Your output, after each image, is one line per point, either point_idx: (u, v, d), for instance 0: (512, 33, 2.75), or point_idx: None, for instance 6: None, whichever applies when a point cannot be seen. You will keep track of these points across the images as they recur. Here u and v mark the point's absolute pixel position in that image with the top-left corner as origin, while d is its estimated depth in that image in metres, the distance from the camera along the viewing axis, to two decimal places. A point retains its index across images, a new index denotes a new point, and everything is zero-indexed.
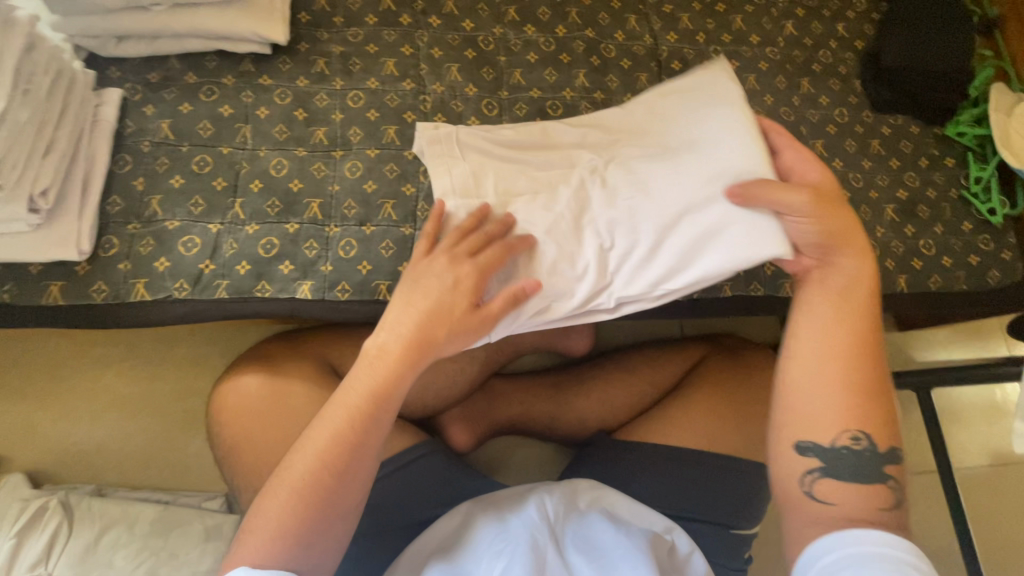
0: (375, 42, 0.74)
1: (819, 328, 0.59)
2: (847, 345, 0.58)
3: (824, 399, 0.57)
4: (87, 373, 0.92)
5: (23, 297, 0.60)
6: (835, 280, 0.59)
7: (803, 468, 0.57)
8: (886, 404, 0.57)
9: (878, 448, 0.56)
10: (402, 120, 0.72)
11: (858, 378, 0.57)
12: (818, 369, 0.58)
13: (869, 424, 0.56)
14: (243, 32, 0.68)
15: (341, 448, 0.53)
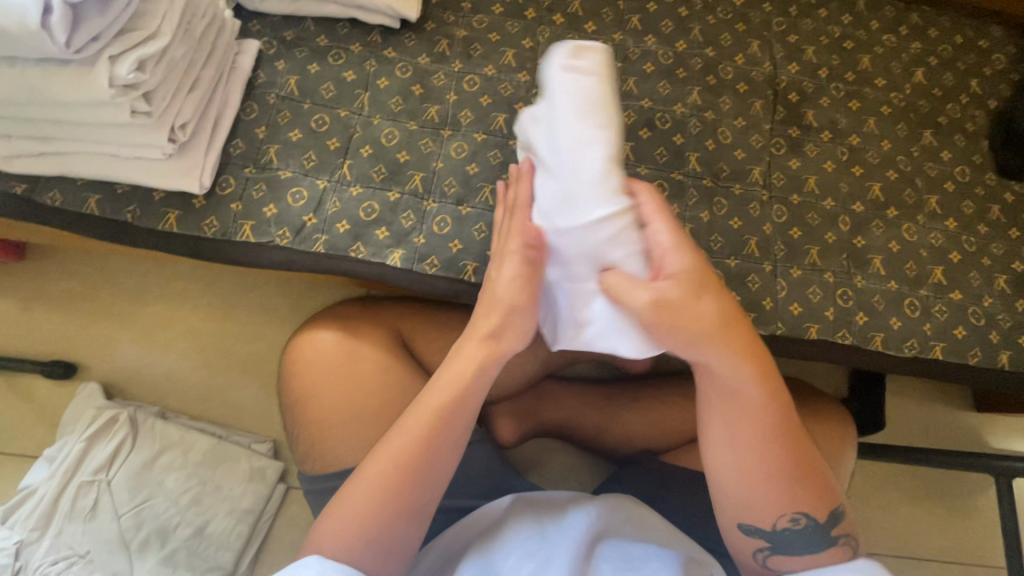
0: (497, 31, 0.76)
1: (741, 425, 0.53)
2: (755, 439, 0.53)
3: (749, 491, 0.54)
4: (169, 302, 0.97)
5: (144, 219, 0.64)
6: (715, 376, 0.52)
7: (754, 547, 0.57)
8: (817, 488, 0.55)
9: (817, 521, 0.55)
10: (512, 110, 0.73)
11: (774, 462, 0.53)
12: (748, 465, 0.53)
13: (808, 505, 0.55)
14: (379, 4, 0.71)
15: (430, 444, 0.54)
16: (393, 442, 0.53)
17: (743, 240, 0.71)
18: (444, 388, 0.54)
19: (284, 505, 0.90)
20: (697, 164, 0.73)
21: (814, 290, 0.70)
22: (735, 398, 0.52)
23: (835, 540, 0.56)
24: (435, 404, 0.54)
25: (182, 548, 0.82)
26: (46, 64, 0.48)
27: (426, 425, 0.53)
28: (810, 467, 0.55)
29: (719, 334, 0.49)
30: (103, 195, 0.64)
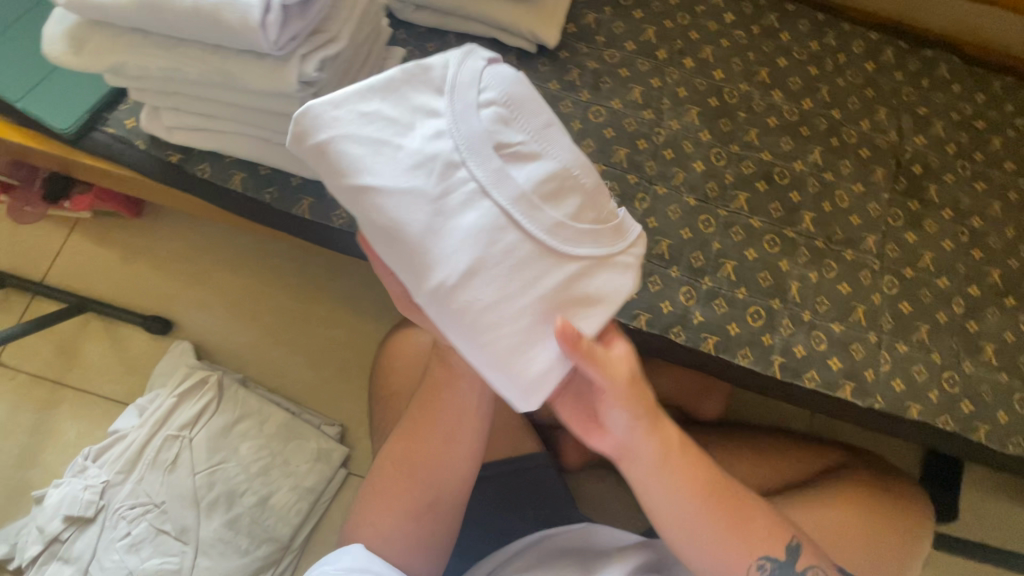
0: (628, 67, 0.78)
1: (675, 488, 0.54)
2: (700, 501, 0.54)
3: (714, 549, 0.55)
4: (262, 276, 1.01)
5: (280, 202, 0.68)
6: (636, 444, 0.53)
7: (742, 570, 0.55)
8: (765, 524, 0.56)
9: (779, 561, 0.56)
10: (634, 145, 0.74)
11: (717, 513, 0.55)
12: (697, 525, 0.54)
13: (765, 547, 0.56)
14: (523, 29, 0.74)
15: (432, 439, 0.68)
16: (405, 441, 0.69)
17: (850, 307, 0.70)
18: (435, 397, 0.69)
19: (341, 491, 0.92)
20: (811, 223, 0.73)
21: (918, 369, 0.68)
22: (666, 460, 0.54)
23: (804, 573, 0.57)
24: (430, 406, 0.69)
25: (245, 516, 0.85)
26: (243, 59, 0.52)
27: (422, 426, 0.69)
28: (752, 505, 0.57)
29: (633, 391, 0.51)
30: (247, 174, 0.68)
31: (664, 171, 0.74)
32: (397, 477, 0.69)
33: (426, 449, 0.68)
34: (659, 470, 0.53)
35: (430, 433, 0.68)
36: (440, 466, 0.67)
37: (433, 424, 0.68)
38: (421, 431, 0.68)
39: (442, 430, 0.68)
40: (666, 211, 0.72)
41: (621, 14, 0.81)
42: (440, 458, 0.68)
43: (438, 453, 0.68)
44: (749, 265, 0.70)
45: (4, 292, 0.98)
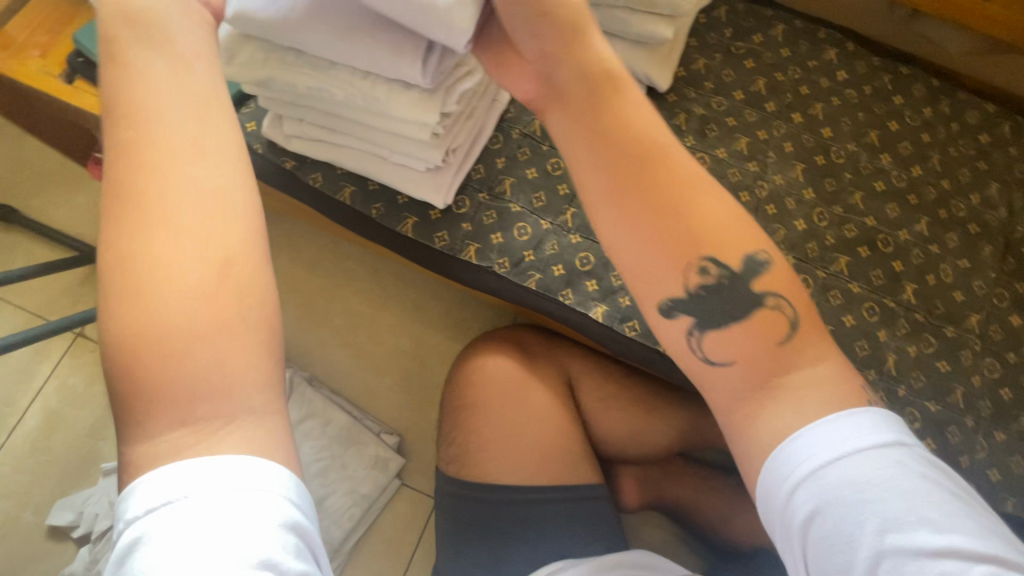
0: (735, 116, 0.77)
1: (647, 205, 0.45)
2: (664, 199, 0.45)
3: (669, 269, 0.46)
4: (335, 278, 1.04)
5: (386, 219, 0.70)
6: (588, 123, 0.47)
7: (683, 331, 0.47)
8: (695, 215, 0.45)
9: (732, 270, 0.46)
10: (736, 197, 0.74)
11: (672, 216, 0.45)
12: (659, 249, 0.45)
13: (712, 247, 0.45)
14: (637, 70, 0.74)
15: (176, 292, 0.36)
16: (147, 340, 0.35)
17: (947, 387, 0.68)
18: (151, 238, 0.37)
19: (392, 499, 0.93)
20: (913, 295, 0.71)
21: (1017, 460, 0.65)
22: (633, 173, 0.45)
23: (762, 299, 0.46)
24: (146, 267, 0.37)
25: None
26: (394, 90, 0.54)
27: (139, 307, 0.36)
28: (673, 204, 0.45)
29: (608, 87, 0.47)
30: (356, 188, 0.70)
31: (764, 226, 0.73)
32: (139, 387, 0.35)
33: (170, 309, 0.36)
34: (591, 139, 0.46)
35: (170, 287, 0.36)
36: (206, 309, 0.37)
37: (173, 280, 0.37)
38: (151, 298, 0.36)
39: (202, 267, 0.37)
40: None
41: (731, 61, 0.80)
42: (208, 306, 0.37)
43: (195, 295, 0.37)
44: (846, 332, 0.69)
45: (93, 266, 1.02)
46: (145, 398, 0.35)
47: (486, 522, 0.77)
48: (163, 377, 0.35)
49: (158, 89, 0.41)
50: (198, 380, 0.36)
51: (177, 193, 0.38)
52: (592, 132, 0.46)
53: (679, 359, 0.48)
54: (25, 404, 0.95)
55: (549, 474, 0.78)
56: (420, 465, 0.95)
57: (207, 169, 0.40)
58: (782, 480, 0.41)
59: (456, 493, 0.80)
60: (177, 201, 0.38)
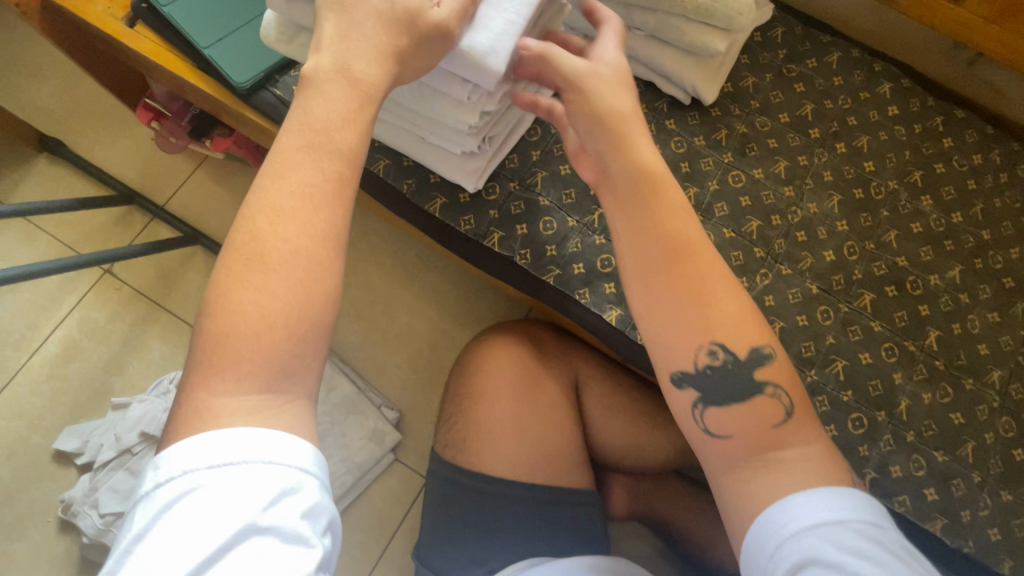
0: (777, 139, 0.76)
1: (667, 277, 0.49)
2: (683, 280, 0.49)
3: (678, 339, 0.49)
4: (358, 250, 1.05)
5: (416, 195, 0.70)
6: (621, 194, 0.53)
7: (687, 402, 0.50)
8: (717, 304, 0.49)
9: (738, 356, 0.49)
10: (767, 220, 0.73)
11: (690, 294, 0.49)
12: (670, 322, 0.49)
13: (724, 334, 0.49)
14: (684, 80, 0.74)
15: (270, 287, 0.38)
16: (238, 337, 0.37)
17: (959, 439, 0.66)
18: (268, 231, 0.39)
19: (384, 473, 0.94)
20: (935, 342, 0.70)
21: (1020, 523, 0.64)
22: (662, 246, 0.50)
23: (763, 386, 0.49)
24: (252, 254, 0.38)
25: None
26: (439, 95, 0.58)
27: (235, 293, 0.38)
28: (697, 286, 0.49)
29: (643, 163, 0.52)
30: (391, 162, 0.71)
31: (792, 252, 0.72)
32: (208, 354, 0.37)
33: (254, 296, 0.38)
34: (631, 218, 0.52)
35: (266, 278, 0.38)
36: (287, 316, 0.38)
37: (270, 273, 0.38)
38: (247, 281, 0.38)
39: (295, 272, 0.38)
40: (786, 293, 0.70)
41: (780, 83, 0.79)
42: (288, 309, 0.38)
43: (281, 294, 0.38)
44: (862, 370, 0.68)
45: (129, 208, 1.05)
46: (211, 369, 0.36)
47: (472, 508, 0.78)
48: (234, 355, 0.37)
49: (325, 105, 0.43)
50: (264, 373, 0.37)
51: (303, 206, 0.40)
52: (625, 206, 0.52)
53: (681, 427, 0.51)
54: (48, 330, 0.98)
55: (540, 470, 0.78)
56: (416, 444, 0.96)
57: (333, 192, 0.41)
58: (765, 546, 0.42)
59: (447, 475, 0.81)
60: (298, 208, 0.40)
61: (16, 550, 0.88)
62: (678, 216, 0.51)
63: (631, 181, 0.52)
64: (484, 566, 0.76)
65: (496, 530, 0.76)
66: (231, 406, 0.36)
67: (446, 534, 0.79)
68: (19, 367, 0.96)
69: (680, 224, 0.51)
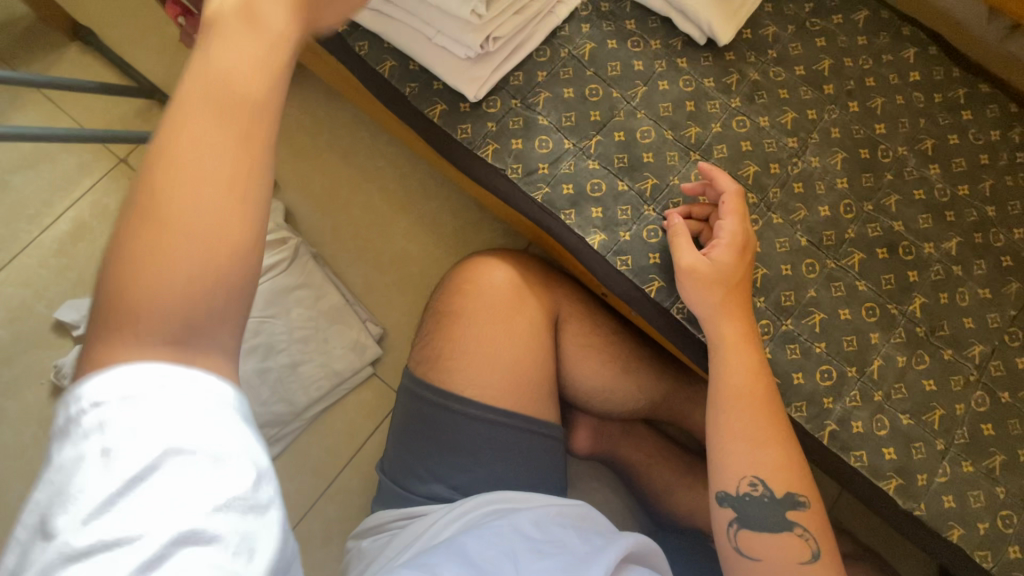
0: (789, 90, 0.75)
1: (735, 425, 0.61)
2: (751, 432, 0.61)
3: (732, 471, 0.61)
4: (363, 171, 1.06)
5: (417, 99, 0.71)
6: (721, 358, 0.63)
7: (725, 520, 0.61)
8: (774, 454, 0.60)
9: (775, 495, 0.60)
10: (766, 167, 0.72)
11: (750, 440, 0.61)
12: (727, 457, 0.61)
13: (766, 473, 0.60)
14: (700, 16, 0.73)
15: (199, 194, 0.33)
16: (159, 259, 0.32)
17: (927, 405, 0.65)
18: (179, 134, 0.33)
19: (361, 386, 0.97)
20: (919, 310, 0.68)
21: (977, 495, 0.63)
22: (733, 399, 0.62)
23: (793, 525, 0.59)
24: (167, 166, 0.33)
25: (272, 374, 0.92)
26: None
27: (153, 213, 0.32)
28: (768, 441, 0.60)
29: (745, 337, 0.63)
30: (397, 65, 0.72)
31: (786, 203, 0.71)
32: (124, 287, 0.32)
33: (178, 218, 0.32)
34: (717, 370, 0.63)
35: (189, 189, 0.33)
36: (209, 225, 0.33)
37: (191, 179, 0.33)
38: (173, 186, 0.33)
39: (222, 175, 0.33)
40: (774, 242, 0.70)
41: (802, 36, 0.77)
42: (213, 219, 0.33)
43: (207, 207, 0.33)
44: (839, 325, 0.67)
45: (150, 103, 1.08)
46: (129, 305, 0.32)
47: (437, 426, 0.79)
48: (154, 281, 0.32)
49: None
50: (192, 289, 0.32)
51: (221, 95, 0.35)
52: (720, 367, 0.63)
53: (717, 541, 0.62)
54: (61, 209, 1.02)
55: (509, 395, 0.79)
56: (395, 362, 0.98)
57: (250, 77, 0.36)
58: None
59: (412, 390, 0.81)
60: (216, 103, 0.34)
61: (10, 407, 0.93)
62: (758, 383, 0.62)
63: (735, 358, 0.62)
64: (444, 482, 0.79)
65: (461, 449, 0.78)
66: (140, 351, 0.31)
67: (409, 446, 0.81)
68: (31, 240, 1.01)
69: (755, 384, 0.62)
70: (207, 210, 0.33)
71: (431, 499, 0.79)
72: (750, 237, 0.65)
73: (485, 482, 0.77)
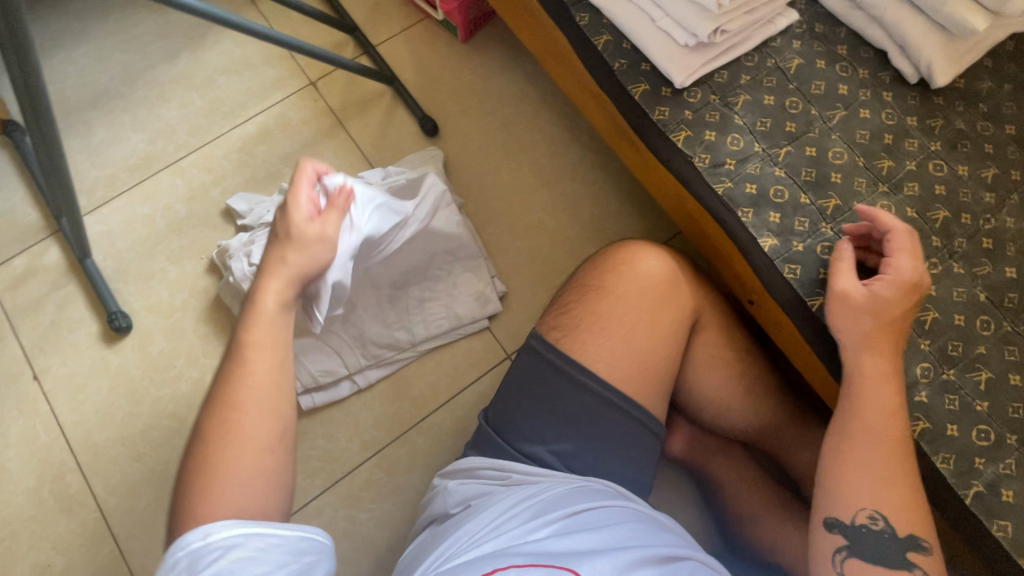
0: (994, 146, 0.73)
1: (863, 456, 0.59)
2: (881, 465, 0.58)
3: (851, 499, 0.58)
4: (521, 141, 1.11)
5: (623, 74, 0.75)
6: (857, 386, 0.62)
7: (832, 547, 0.58)
8: (901, 493, 0.58)
9: (896, 532, 0.57)
10: (956, 215, 0.70)
11: (877, 472, 0.58)
12: (846, 484, 0.58)
13: (888, 508, 0.57)
14: (921, 54, 0.72)
15: (245, 428, 0.53)
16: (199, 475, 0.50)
17: None
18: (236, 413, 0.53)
19: (473, 336, 1.01)
20: None
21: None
22: (866, 429, 0.60)
23: (910, 565, 0.57)
24: (231, 420, 0.53)
25: (403, 303, 0.98)
26: None
27: (223, 461, 0.51)
28: (898, 479, 0.58)
29: (888, 368, 0.61)
30: (612, 40, 0.76)
31: (971, 255, 0.69)
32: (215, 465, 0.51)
33: (237, 447, 0.52)
34: (849, 399, 0.62)
35: (255, 430, 0.53)
36: (258, 444, 0.52)
37: (249, 429, 0.53)
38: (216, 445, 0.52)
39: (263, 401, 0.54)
40: (951, 289, 0.68)
41: (1018, 97, 0.75)
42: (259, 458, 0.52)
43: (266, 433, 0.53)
44: (1006, 389, 0.64)
45: (347, 39, 1.18)
46: (208, 490, 0.50)
47: (556, 390, 0.80)
48: (223, 477, 0.50)
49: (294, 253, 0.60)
50: (251, 479, 0.51)
51: (241, 396, 0.54)
52: (855, 396, 0.61)
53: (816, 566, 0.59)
54: (251, 114, 1.14)
55: (634, 380, 0.81)
56: (509, 322, 1.01)
57: (269, 364, 0.56)
58: None
59: (538, 347, 0.83)
60: (256, 387, 0.54)
61: (171, 272, 1.04)
62: (896, 421, 0.60)
63: (874, 390, 0.61)
64: (544, 444, 0.79)
65: (570, 419, 0.79)
66: (239, 493, 0.50)
67: (517, 404, 0.82)
68: (220, 133, 1.12)
69: (890, 418, 0.60)
70: (254, 469, 0.52)
71: (528, 457, 0.79)
72: (921, 275, 0.63)
73: (586, 455, 0.79)
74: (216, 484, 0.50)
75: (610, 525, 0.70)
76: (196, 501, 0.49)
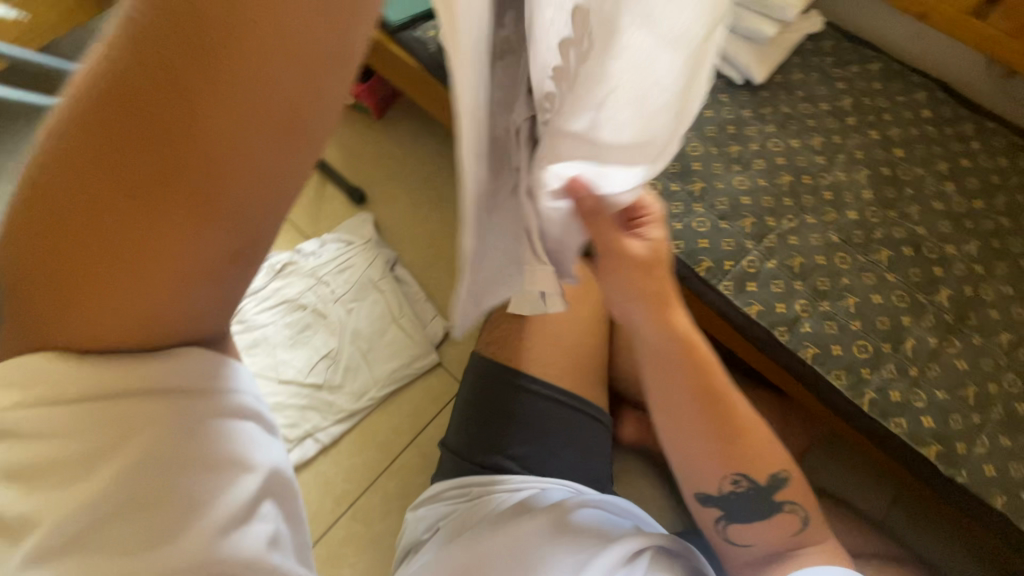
0: (816, 121, 0.89)
1: (694, 439, 0.64)
2: (716, 445, 0.64)
3: (703, 464, 0.65)
4: (443, 194, 1.23)
5: None
6: (649, 355, 0.63)
7: (713, 518, 0.67)
8: (753, 455, 0.64)
9: (757, 484, 0.64)
10: (799, 178, 0.84)
11: (717, 440, 0.63)
12: (697, 466, 0.65)
13: (748, 469, 0.64)
14: (739, 60, 0.89)
15: (189, 204, 0.28)
16: (100, 260, 0.29)
17: (962, 382, 0.71)
18: (144, 221, 0.28)
19: (427, 373, 1.06)
20: (946, 299, 0.76)
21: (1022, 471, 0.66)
22: (683, 407, 0.63)
23: (778, 504, 0.65)
24: (161, 185, 0.27)
25: (353, 353, 1.04)
26: None
27: (160, 237, 0.29)
28: (724, 440, 0.63)
29: (691, 341, 0.62)
30: None
31: (819, 206, 0.82)
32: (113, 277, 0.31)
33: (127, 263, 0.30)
34: (666, 386, 0.63)
35: (201, 234, 0.30)
36: (222, 233, 0.30)
37: (198, 211, 0.29)
38: (145, 217, 0.28)
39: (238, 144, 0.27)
40: (809, 236, 0.80)
41: (825, 81, 0.93)
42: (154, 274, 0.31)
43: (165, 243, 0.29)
44: (872, 307, 0.75)
45: None
46: (130, 279, 0.30)
47: (503, 398, 0.87)
48: (162, 267, 0.30)
49: None
50: (201, 279, 0.32)
51: (184, 130, 0.26)
52: (664, 369, 0.63)
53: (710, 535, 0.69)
54: None
55: (573, 373, 0.88)
56: (458, 354, 1.08)
57: (272, 89, 0.26)
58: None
59: (482, 365, 0.90)
60: (220, 154, 0.27)
61: None
62: (701, 371, 0.62)
63: (680, 368, 0.62)
64: (502, 453, 0.84)
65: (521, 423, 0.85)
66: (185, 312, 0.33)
67: (472, 420, 0.87)
68: None
69: (712, 380, 0.63)
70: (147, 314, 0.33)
71: (488, 467, 0.84)
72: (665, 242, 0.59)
73: (543, 454, 0.83)
74: (135, 267, 0.30)
75: (585, 535, 0.71)
76: (121, 293, 0.30)
